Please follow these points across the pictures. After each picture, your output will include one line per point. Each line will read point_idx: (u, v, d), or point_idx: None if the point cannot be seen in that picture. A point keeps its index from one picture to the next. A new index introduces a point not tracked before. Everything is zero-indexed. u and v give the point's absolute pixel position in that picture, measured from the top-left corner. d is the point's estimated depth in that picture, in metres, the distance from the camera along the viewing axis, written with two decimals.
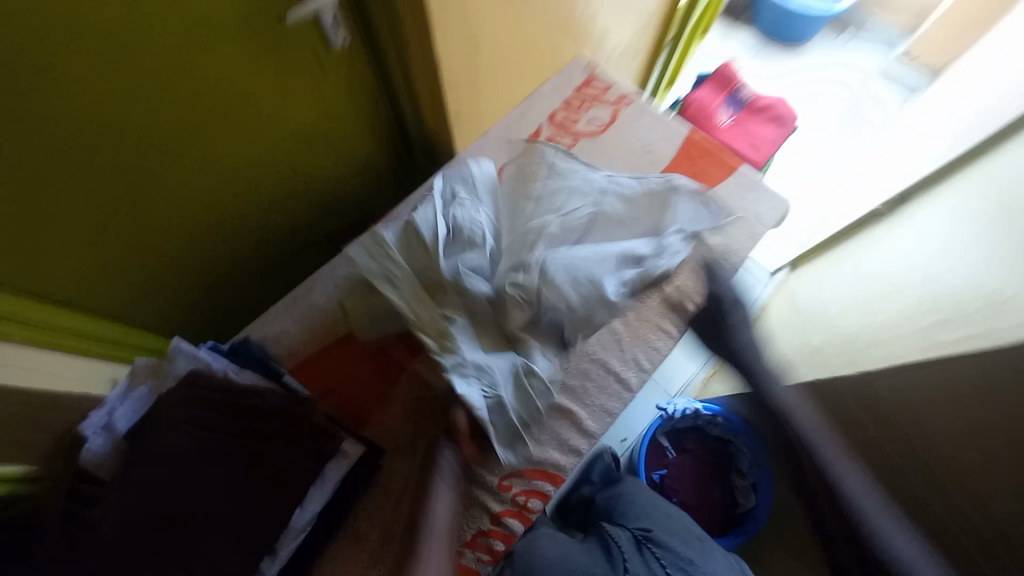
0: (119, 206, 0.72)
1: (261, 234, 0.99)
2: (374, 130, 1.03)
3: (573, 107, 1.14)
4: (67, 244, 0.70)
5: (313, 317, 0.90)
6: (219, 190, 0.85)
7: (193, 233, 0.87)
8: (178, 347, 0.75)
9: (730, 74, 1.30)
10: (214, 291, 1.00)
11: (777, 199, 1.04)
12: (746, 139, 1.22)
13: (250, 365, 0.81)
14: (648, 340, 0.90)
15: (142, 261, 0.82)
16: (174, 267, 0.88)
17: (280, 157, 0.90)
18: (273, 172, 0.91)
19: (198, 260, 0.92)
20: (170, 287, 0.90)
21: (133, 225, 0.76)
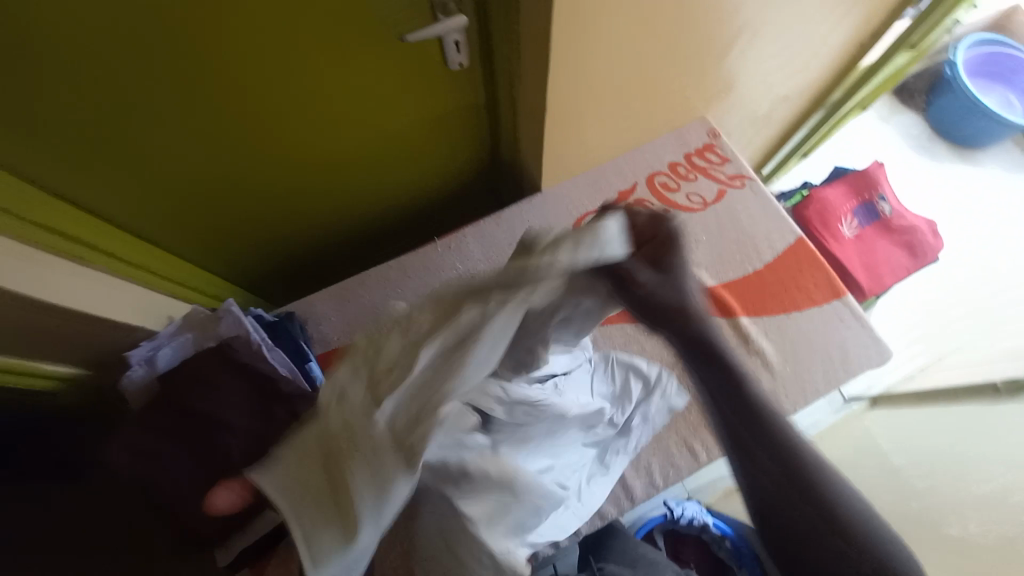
0: (201, 160, 0.79)
1: (336, 217, 1.04)
2: (467, 142, 1.01)
3: (677, 173, 1.05)
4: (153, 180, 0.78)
5: (353, 311, 0.93)
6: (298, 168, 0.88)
7: (273, 203, 0.94)
8: (228, 309, 0.80)
9: (871, 181, 1.13)
10: (276, 253, 1.06)
11: (877, 345, 0.89)
12: (865, 259, 1.06)
13: (284, 343, 0.85)
14: (670, 454, 0.82)
15: (220, 213, 0.91)
16: (247, 224, 0.95)
17: (363, 152, 0.91)
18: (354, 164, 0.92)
19: (273, 224, 0.99)
20: (242, 239, 0.99)
21: (211, 179, 0.83)
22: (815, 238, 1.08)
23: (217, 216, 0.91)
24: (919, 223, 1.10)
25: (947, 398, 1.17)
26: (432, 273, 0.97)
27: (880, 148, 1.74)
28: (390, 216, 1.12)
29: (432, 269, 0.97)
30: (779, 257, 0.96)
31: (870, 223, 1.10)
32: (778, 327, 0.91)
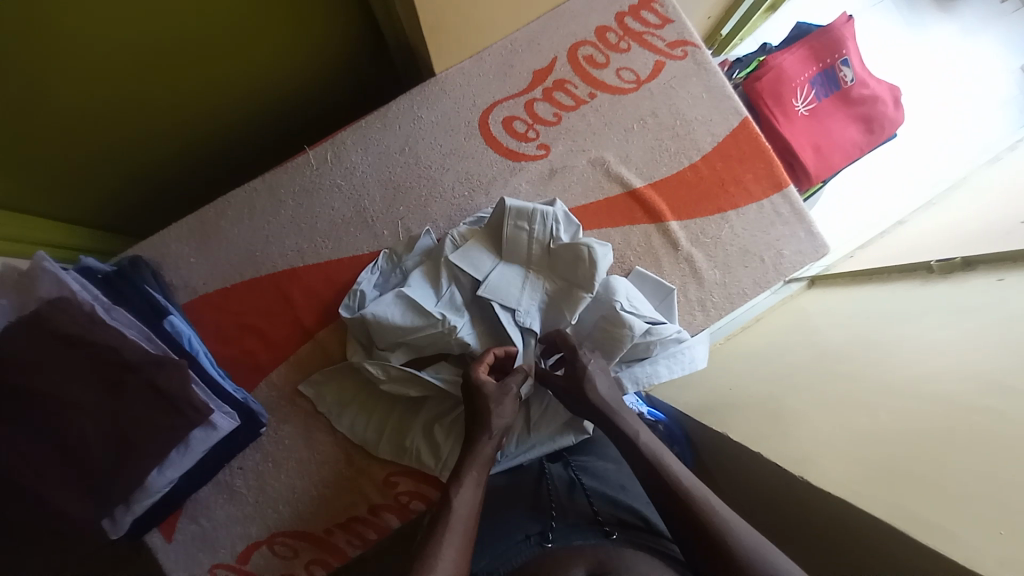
0: (133, 73, 0.72)
1: (173, 155, 0.88)
2: (328, 9, 0.77)
3: (607, 43, 0.83)
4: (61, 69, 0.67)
5: (228, 248, 0.79)
6: (143, 121, 0.80)
7: (127, 138, 0.81)
8: (40, 265, 0.65)
9: (838, 40, 0.94)
10: (140, 199, 0.92)
11: (813, 242, 0.82)
12: (820, 143, 0.94)
13: (130, 297, 0.71)
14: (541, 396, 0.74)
15: (77, 161, 0.80)
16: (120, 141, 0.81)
17: (184, 82, 0.77)
18: (185, 77, 0.76)
19: (137, 149, 0.83)
20: (125, 164, 0.84)
21: (118, 110, 0.76)
22: (767, 117, 0.93)
23: (62, 155, 0.77)
24: (883, 92, 0.96)
25: (879, 281, 1.16)
26: (308, 198, 0.80)
27: (848, 3, 1.51)
28: (268, 126, 0.93)
29: (313, 189, 0.80)
30: (719, 145, 0.83)
31: (829, 96, 0.95)
32: (712, 230, 0.82)
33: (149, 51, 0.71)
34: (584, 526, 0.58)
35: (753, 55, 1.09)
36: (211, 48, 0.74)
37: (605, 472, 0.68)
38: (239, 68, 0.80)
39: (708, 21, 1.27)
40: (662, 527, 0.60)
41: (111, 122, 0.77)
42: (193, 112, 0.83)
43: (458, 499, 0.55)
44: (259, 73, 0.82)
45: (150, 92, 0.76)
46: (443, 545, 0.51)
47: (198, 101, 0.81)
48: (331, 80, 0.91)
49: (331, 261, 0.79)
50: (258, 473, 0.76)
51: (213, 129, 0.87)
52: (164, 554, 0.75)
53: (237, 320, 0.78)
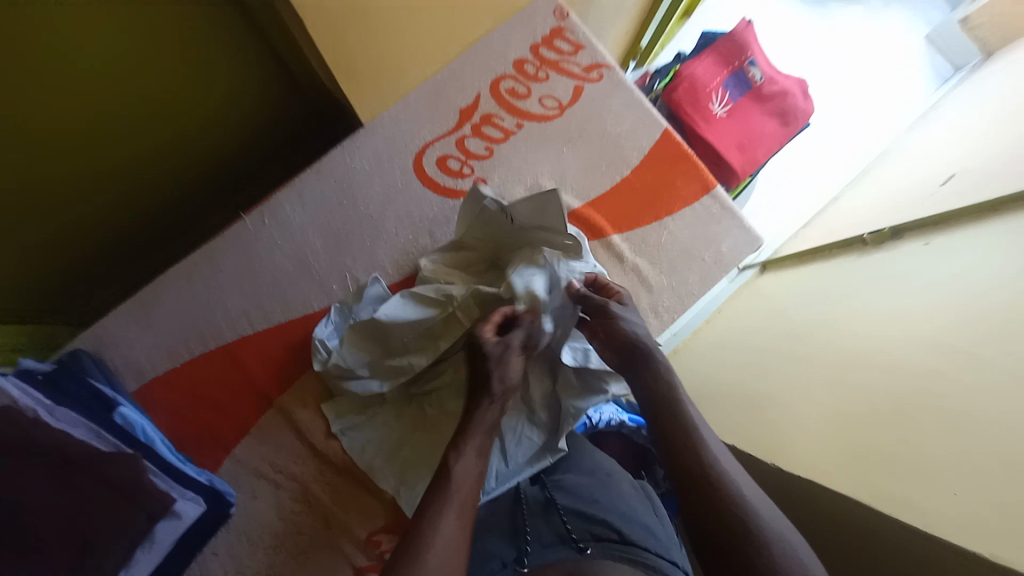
0: (40, 146, 0.72)
1: (101, 228, 0.86)
2: (244, 65, 0.79)
3: (526, 74, 0.87)
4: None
5: (176, 326, 0.77)
6: (62, 198, 0.79)
7: (52, 216, 0.80)
8: None
9: (742, 44, 1.01)
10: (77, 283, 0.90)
11: (747, 236, 0.87)
12: (742, 140, 0.99)
13: (74, 393, 0.68)
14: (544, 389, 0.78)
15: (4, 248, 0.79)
16: (45, 220, 0.80)
17: (100, 150, 0.77)
18: (98, 145, 0.76)
19: (59, 226, 0.82)
20: (52, 242, 0.83)
21: (30, 187, 0.75)
22: (689, 122, 0.98)
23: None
24: (791, 86, 1.03)
25: (823, 257, 1.22)
26: (251, 262, 0.79)
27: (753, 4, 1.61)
28: (202, 191, 0.93)
29: (254, 253, 0.80)
30: (646, 157, 0.87)
31: (743, 95, 1.01)
32: (653, 236, 0.85)
33: (53, 124, 0.70)
34: (556, 545, 0.60)
35: (669, 64, 1.15)
36: (119, 115, 0.74)
37: (579, 485, 0.69)
38: (161, 137, 0.81)
39: (626, 36, 1.34)
40: (636, 535, 0.60)
41: (26, 201, 0.76)
42: (117, 180, 0.82)
43: (461, 477, 0.58)
44: (181, 134, 0.83)
45: (64, 164, 0.75)
46: (442, 523, 0.53)
47: (118, 169, 0.81)
48: (261, 136, 0.91)
49: (284, 323, 0.79)
50: (233, 555, 0.72)
51: (143, 195, 0.87)
52: None
53: (193, 399, 0.76)
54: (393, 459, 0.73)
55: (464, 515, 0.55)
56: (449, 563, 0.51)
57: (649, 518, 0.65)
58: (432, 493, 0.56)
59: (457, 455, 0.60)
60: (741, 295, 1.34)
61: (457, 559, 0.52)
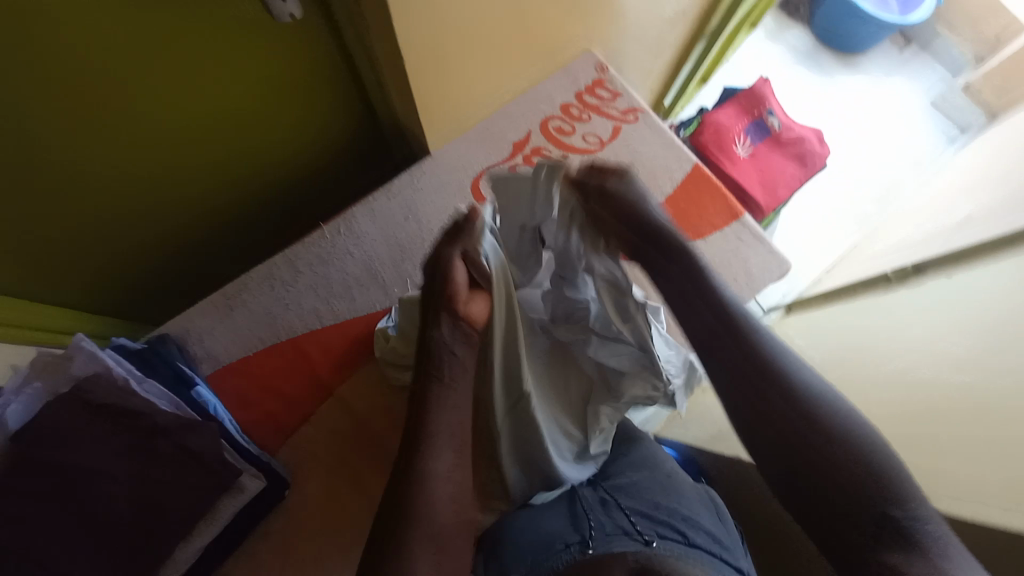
0: (168, 183, 0.84)
1: (195, 245, 0.97)
2: (341, 114, 0.92)
3: (571, 114, 0.99)
4: (109, 188, 0.79)
5: (249, 319, 0.85)
6: (172, 224, 0.91)
7: (158, 228, 0.89)
8: (79, 344, 0.71)
9: (760, 97, 1.14)
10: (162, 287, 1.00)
11: (775, 259, 0.93)
12: (764, 177, 1.08)
13: (158, 368, 0.75)
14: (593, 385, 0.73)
15: (115, 261, 0.89)
16: (153, 241, 0.91)
17: (213, 185, 0.89)
18: (211, 181, 0.88)
19: (162, 245, 0.93)
20: (152, 259, 0.94)
21: (151, 214, 0.87)
22: (715, 161, 1.09)
23: (97, 246, 0.86)
24: (807, 134, 1.14)
25: (849, 294, 1.26)
26: (323, 266, 0.88)
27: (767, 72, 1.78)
28: (280, 210, 1.03)
29: (327, 258, 0.89)
30: (678, 187, 0.97)
31: (763, 140, 1.12)
32: None
33: (183, 165, 0.83)
34: (625, 535, 0.60)
35: (694, 115, 1.29)
36: (234, 156, 0.87)
37: (645, 478, 0.69)
38: (260, 173, 0.93)
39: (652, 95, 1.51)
40: (698, 540, 0.60)
41: (143, 226, 0.87)
42: (219, 209, 0.94)
43: (440, 409, 0.55)
44: (277, 171, 0.95)
45: (181, 196, 0.87)
46: (433, 474, 0.52)
47: (220, 201, 0.93)
48: (339, 170, 1.03)
49: (345, 322, 0.86)
50: (280, 540, 0.75)
51: (234, 218, 0.98)
52: None
53: (259, 386, 0.82)
54: None
55: (451, 455, 0.55)
56: (445, 509, 0.52)
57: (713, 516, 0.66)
58: (409, 442, 0.54)
59: (427, 455, 0.53)
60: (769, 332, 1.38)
61: (456, 493, 0.53)
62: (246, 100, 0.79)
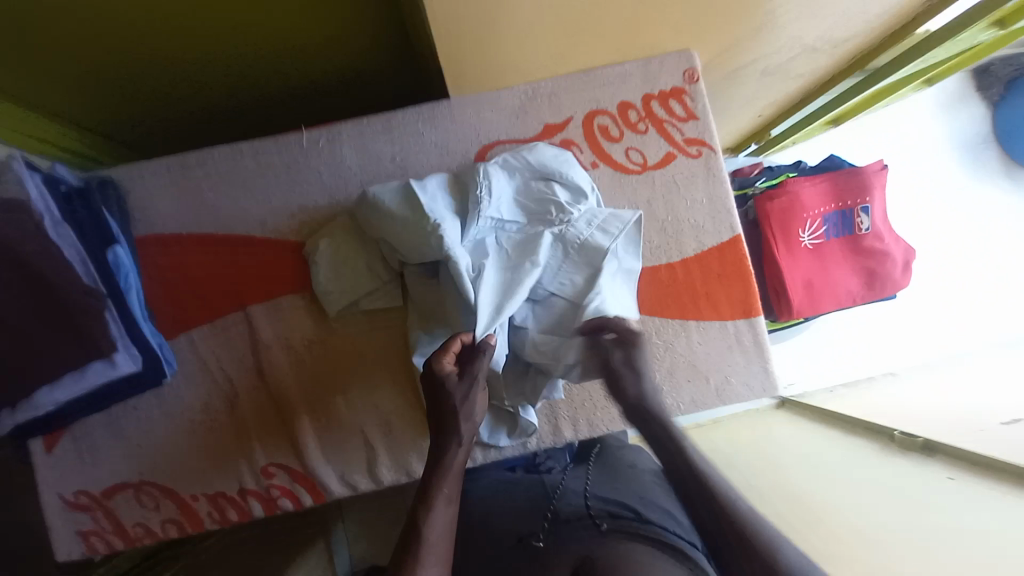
0: (157, 37, 0.73)
1: (183, 105, 0.89)
2: (370, 22, 0.77)
3: (626, 118, 0.82)
4: (88, 20, 0.69)
5: (195, 201, 0.79)
6: (160, 80, 0.81)
7: (133, 75, 0.79)
8: (7, 162, 0.65)
9: (864, 186, 0.91)
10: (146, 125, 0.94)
11: (763, 379, 0.81)
12: (812, 281, 0.90)
13: (76, 211, 0.71)
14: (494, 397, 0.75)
15: (93, 93, 0.82)
16: (135, 90, 0.83)
17: (212, 54, 0.78)
18: (210, 51, 0.77)
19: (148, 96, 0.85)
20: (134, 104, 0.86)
21: (134, 63, 0.77)
22: (768, 239, 0.91)
23: (71, 78, 0.78)
24: (896, 251, 0.92)
25: (843, 430, 1.13)
26: (289, 176, 0.80)
27: (910, 147, 1.45)
28: (281, 98, 0.91)
29: (294, 170, 0.80)
30: (701, 254, 0.81)
31: (839, 237, 0.92)
32: (668, 332, 0.80)
33: (177, 22, 0.71)
34: (578, 527, 0.63)
35: (785, 168, 1.06)
36: (237, 31, 0.74)
37: (608, 479, 0.78)
38: (268, 61, 0.81)
39: (757, 118, 1.25)
40: (651, 517, 0.64)
41: (127, 70, 0.78)
42: (213, 79, 0.83)
43: (449, 467, 0.58)
44: (287, 66, 0.83)
45: (171, 54, 0.76)
46: (436, 512, 0.55)
47: (217, 72, 0.82)
48: (356, 80, 0.90)
49: (284, 242, 0.79)
50: (151, 422, 0.77)
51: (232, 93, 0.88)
52: (43, 465, 0.78)
53: (181, 270, 0.79)
54: (324, 421, 0.78)
55: (453, 493, 0.58)
56: (446, 540, 0.54)
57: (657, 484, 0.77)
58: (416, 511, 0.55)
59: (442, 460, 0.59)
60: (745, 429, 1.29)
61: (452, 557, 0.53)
62: None
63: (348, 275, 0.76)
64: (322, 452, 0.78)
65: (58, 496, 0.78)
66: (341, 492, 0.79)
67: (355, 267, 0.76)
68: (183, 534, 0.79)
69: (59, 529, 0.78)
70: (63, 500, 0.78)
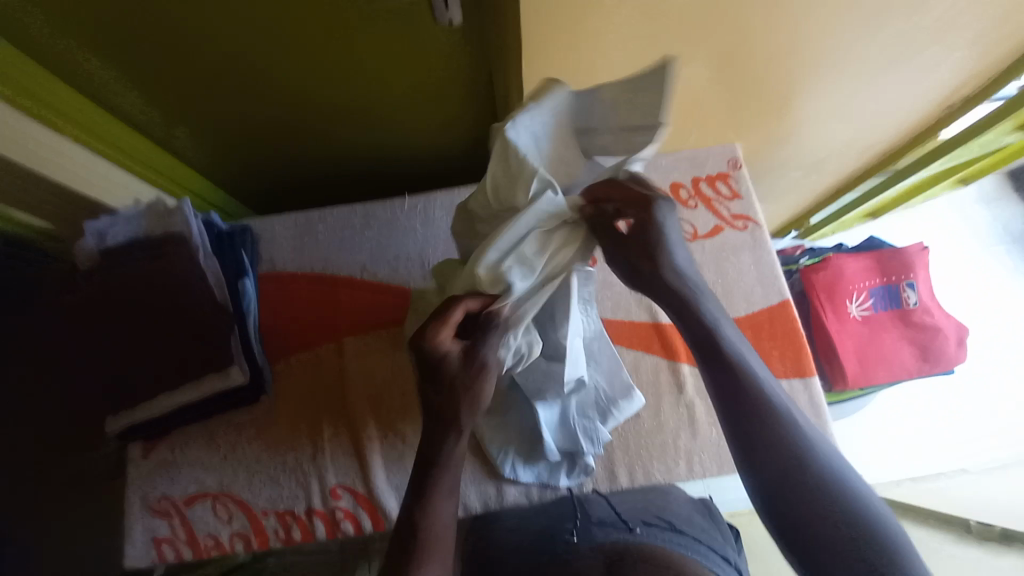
0: (305, 125, 0.95)
1: (308, 171, 1.10)
2: (467, 118, 0.96)
3: (678, 195, 0.94)
4: (261, 114, 0.91)
5: (313, 245, 0.95)
6: (298, 153, 1.03)
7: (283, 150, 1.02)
8: (181, 206, 0.83)
9: (907, 263, 0.96)
10: (274, 191, 1.16)
11: (824, 441, 0.81)
12: (864, 350, 0.93)
13: (223, 250, 0.88)
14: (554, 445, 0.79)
15: (246, 163, 1.05)
16: (278, 160, 1.05)
17: (341, 137, 0.99)
18: (342, 134, 0.98)
19: (286, 164, 1.07)
20: (273, 171, 1.09)
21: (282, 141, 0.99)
22: (815, 308, 0.96)
23: (235, 150, 1.01)
24: (947, 327, 0.95)
25: (909, 517, 1.06)
26: (390, 230, 0.96)
27: (953, 240, 1.50)
28: (384, 169, 1.11)
29: (393, 225, 0.95)
30: (751, 314, 0.87)
31: (887, 310, 0.96)
32: None
33: (323, 116, 0.93)
34: (607, 524, 0.68)
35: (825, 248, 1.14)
36: (364, 123, 0.95)
37: (631, 496, 0.81)
38: (382, 143, 1.02)
39: (796, 207, 1.36)
40: (682, 531, 0.67)
41: (277, 146, 1.01)
42: (337, 154, 1.04)
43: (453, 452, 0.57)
44: (396, 147, 1.03)
45: (312, 136, 0.98)
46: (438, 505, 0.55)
47: (341, 149, 1.03)
48: (447, 159, 1.09)
49: (382, 285, 0.93)
50: (239, 434, 0.86)
51: (349, 166, 1.09)
52: (137, 469, 0.85)
53: (289, 302, 0.92)
54: (393, 447, 0.83)
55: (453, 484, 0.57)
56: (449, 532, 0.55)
57: (692, 510, 0.79)
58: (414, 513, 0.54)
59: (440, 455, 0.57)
60: None
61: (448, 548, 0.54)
62: (392, 86, 0.86)
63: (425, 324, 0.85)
64: (387, 475, 0.82)
65: (142, 500, 0.84)
66: (399, 521, 0.81)
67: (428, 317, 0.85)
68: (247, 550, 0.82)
69: (135, 534, 0.83)
70: (146, 504, 0.84)
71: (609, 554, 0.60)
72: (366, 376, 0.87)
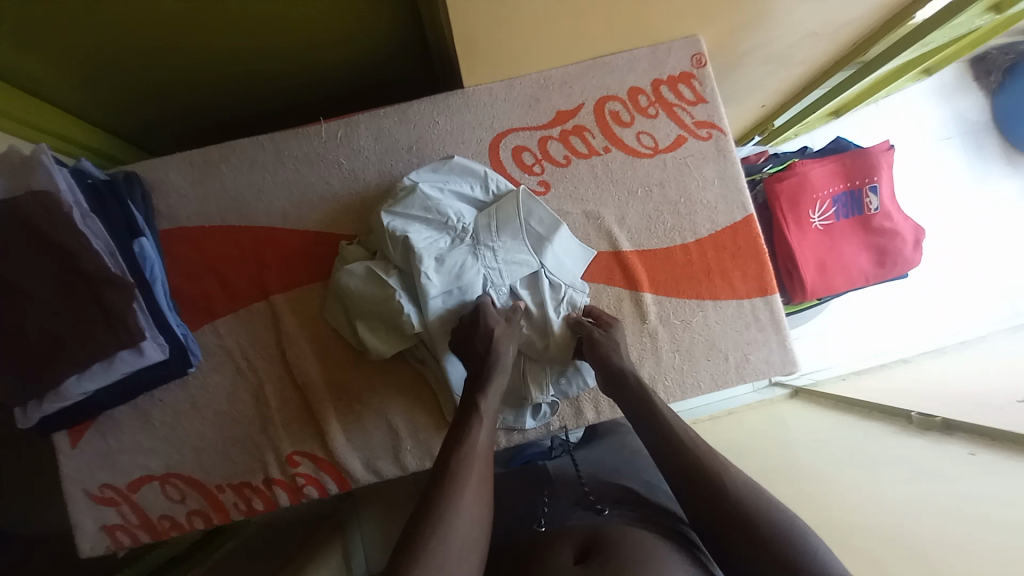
0: (182, 42, 0.76)
1: (203, 101, 0.91)
2: (386, 20, 0.79)
3: (637, 104, 0.83)
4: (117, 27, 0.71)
5: (220, 192, 0.81)
6: (182, 77, 0.84)
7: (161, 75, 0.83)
8: (37, 155, 0.67)
9: (872, 166, 0.92)
10: (166, 125, 0.97)
11: (782, 355, 0.82)
12: (823, 261, 0.91)
13: (109, 207, 0.74)
14: (518, 392, 0.77)
15: (119, 94, 0.85)
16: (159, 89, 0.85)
17: (231, 54, 0.80)
18: (231, 51, 0.79)
19: (172, 93, 0.87)
20: (158, 102, 0.89)
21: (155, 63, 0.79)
22: (778, 220, 0.92)
23: (100, 78, 0.81)
24: (905, 230, 0.93)
25: (858, 414, 1.12)
26: (309, 168, 0.81)
27: (911, 135, 1.47)
28: (297, 91, 0.94)
29: (312, 162, 0.81)
30: (715, 234, 0.82)
31: (849, 217, 0.93)
32: (684, 312, 0.81)
33: (199, 28, 0.73)
34: (580, 509, 0.65)
35: (790, 154, 1.07)
36: (255, 33, 0.76)
37: (605, 459, 0.79)
38: (287, 59, 0.84)
39: (761, 109, 1.27)
40: (651, 503, 0.64)
41: (152, 70, 0.81)
42: (232, 76, 0.86)
43: (474, 445, 0.58)
44: (305, 63, 0.86)
45: (192, 54, 0.79)
46: (465, 500, 0.52)
47: (237, 72, 0.85)
48: (370, 74, 0.92)
49: (310, 232, 0.81)
50: (175, 412, 0.78)
51: (252, 91, 0.91)
52: (66, 460, 0.78)
53: (202, 261, 0.80)
54: (348, 407, 0.78)
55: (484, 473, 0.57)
56: (472, 511, 0.53)
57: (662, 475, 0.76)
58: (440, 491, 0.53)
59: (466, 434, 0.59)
60: (764, 418, 1.29)
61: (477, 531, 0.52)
62: None
63: (368, 283, 0.73)
64: (346, 437, 0.78)
65: (83, 490, 0.78)
66: (364, 479, 0.79)
67: (367, 280, 0.73)
68: (208, 526, 0.79)
69: (83, 525, 0.78)
70: (87, 495, 0.78)
71: (579, 543, 0.56)
72: (306, 334, 0.79)
